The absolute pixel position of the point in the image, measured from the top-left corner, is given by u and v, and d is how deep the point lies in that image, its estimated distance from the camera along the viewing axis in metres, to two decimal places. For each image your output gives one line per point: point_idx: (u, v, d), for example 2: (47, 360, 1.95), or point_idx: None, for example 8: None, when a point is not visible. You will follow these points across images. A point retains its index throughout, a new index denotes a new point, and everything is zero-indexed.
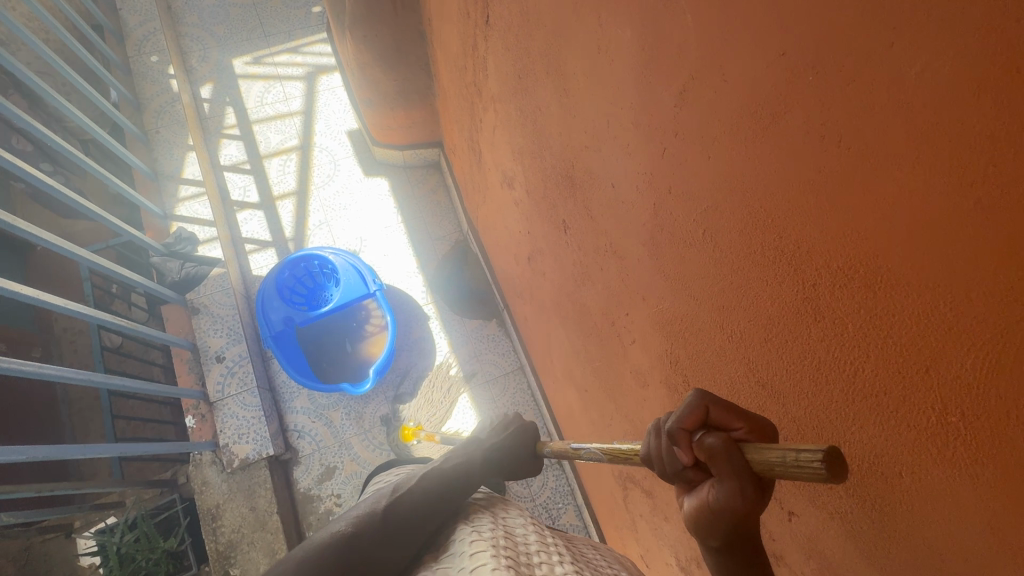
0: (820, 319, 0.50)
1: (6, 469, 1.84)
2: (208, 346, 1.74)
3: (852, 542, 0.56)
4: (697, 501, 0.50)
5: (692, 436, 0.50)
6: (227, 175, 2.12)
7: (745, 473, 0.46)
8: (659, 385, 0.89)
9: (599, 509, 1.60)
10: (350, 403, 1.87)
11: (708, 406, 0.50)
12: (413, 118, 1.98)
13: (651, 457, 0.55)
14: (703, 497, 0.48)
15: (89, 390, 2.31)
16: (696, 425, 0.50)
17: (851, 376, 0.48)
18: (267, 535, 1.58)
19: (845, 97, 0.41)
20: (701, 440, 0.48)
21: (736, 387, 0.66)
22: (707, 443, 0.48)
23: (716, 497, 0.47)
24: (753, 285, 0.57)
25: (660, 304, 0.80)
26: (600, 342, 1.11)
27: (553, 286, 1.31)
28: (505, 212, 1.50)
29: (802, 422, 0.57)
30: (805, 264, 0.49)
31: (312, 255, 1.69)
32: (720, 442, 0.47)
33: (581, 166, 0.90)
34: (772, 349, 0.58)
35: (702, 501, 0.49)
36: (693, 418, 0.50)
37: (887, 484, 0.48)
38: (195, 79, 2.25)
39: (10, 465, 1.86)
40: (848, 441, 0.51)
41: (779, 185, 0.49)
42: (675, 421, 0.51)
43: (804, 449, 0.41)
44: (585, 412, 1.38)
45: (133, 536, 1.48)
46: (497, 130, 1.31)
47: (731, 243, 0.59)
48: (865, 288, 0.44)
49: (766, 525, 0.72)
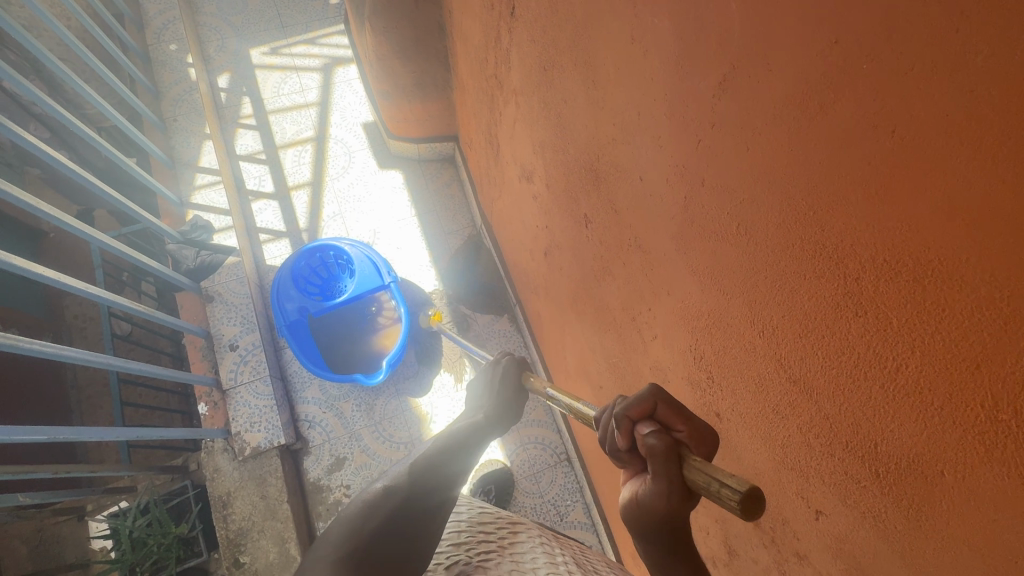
0: (862, 313, 0.49)
1: (17, 452, 1.86)
2: (222, 334, 1.74)
3: (885, 542, 0.55)
4: (634, 490, 0.55)
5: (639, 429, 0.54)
6: (242, 165, 2.12)
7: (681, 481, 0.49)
8: (680, 381, 0.89)
9: (610, 507, 1.60)
10: (360, 395, 1.87)
11: (656, 402, 0.57)
12: (429, 111, 1.98)
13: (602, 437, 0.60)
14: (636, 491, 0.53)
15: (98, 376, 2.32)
16: (641, 415, 0.56)
17: (893, 372, 0.48)
18: (278, 524, 1.58)
19: (902, 84, 0.40)
20: (645, 437, 0.53)
21: (766, 382, 0.66)
22: (649, 443, 0.52)
23: (645, 493, 0.52)
24: (790, 279, 0.57)
25: (686, 299, 0.79)
26: (618, 338, 1.11)
27: (570, 281, 1.30)
28: (522, 207, 1.49)
29: (836, 419, 0.56)
30: (848, 257, 0.48)
31: (328, 246, 1.70)
32: (661, 443, 0.51)
33: (608, 159, 0.89)
34: (807, 344, 0.57)
35: (636, 492, 0.54)
36: (642, 410, 0.55)
37: (927, 483, 0.47)
38: (212, 68, 2.26)
39: (21, 448, 1.87)
40: (885, 439, 0.51)
41: (826, 175, 0.48)
42: (623, 408, 0.57)
43: (727, 483, 0.43)
44: (599, 408, 1.38)
45: (145, 520, 1.50)
46: (517, 123, 1.30)
47: (769, 236, 0.58)
48: (913, 281, 0.43)
49: (791, 523, 0.71)
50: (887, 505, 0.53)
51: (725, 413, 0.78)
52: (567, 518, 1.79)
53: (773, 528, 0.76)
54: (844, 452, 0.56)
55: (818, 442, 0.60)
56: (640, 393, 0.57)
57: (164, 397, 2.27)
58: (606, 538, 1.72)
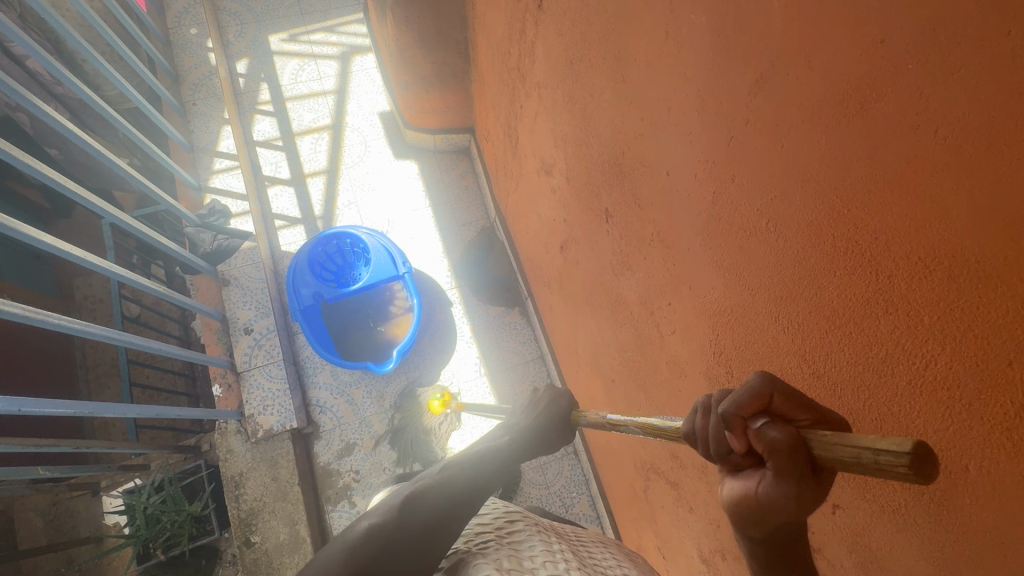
0: (893, 311, 0.50)
1: (30, 428, 1.89)
2: (237, 317, 1.77)
3: (904, 536, 0.56)
4: (744, 487, 0.50)
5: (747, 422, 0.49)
6: (259, 151, 2.14)
7: (808, 470, 0.45)
8: (697, 375, 0.90)
9: (616, 499, 1.62)
10: (371, 382, 1.89)
11: (771, 395, 0.48)
12: (447, 102, 1.98)
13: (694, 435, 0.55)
14: (753, 486, 0.49)
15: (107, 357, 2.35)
16: (755, 411, 0.49)
17: (922, 368, 0.48)
18: (288, 506, 1.61)
19: (946, 87, 0.41)
20: (763, 431, 0.47)
21: (788, 377, 0.67)
22: (768, 435, 0.47)
23: (766, 493, 0.48)
24: (819, 276, 0.58)
25: (708, 294, 0.80)
26: (634, 332, 1.12)
27: (586, 274, 1.31)
28: (539, 200, 1.50)
29: (860, 414, 0.57)
30: (883, 254, 0.49)
31: (344, 234, 1.71)
32: (785, 437, 0.45)
33: (633, 153, 0.90)
34: (833, 340, 0.58)
35: (752, 487, 0.49)
36: (751, 404, 0.48)
37: (951, 478, 0.48)
38: (232, 53, 2.27)
39: (34, 424, 1.90)
40: (910, 435, 0.52)
41: (863, 173, 0.49)
42: (730, 406, 0.49)
43: (883, 450, 0.37)
44: (610, 402, 1.39)
45: (159, 498, 1.53)
46: (538, 116, 1.31)
47: (801, 232, 0.59)
48: (948, 280, 0.44)
49: (806, 517, 0.72)
50: (909, 499, 0.54)
51: None
52: (572, 510, 1.82)
53: None
54: None
55: None
56: (751, 384, 0.48)
57: (174, 379, 2.30)
58: (610, 531, 1.74)
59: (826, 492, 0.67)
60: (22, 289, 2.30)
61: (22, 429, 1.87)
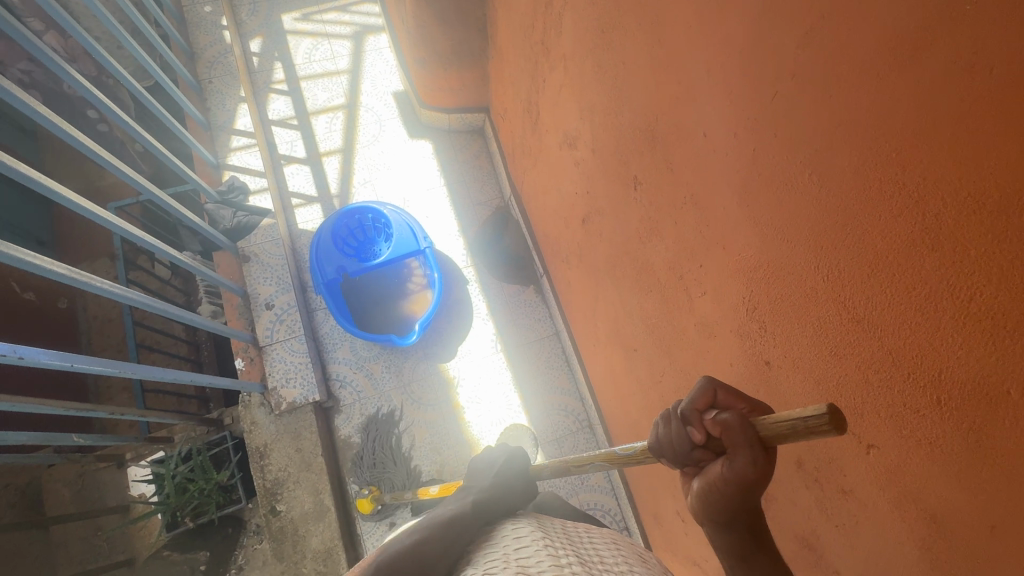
0: (938, 249, 0.53)
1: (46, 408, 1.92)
2: (258, 293, 1.79)
3: (941, 465, 0.60)
4: (708, 479, 0.60)
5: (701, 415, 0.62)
6: (275, 130, 2.14)
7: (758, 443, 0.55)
8: (728, 335, 0.94)
9: (634, 469, 1.66)
10: (390, 357, 1.92)
11: (715, 390, 0.62)
12: (463, 80, 1.99)
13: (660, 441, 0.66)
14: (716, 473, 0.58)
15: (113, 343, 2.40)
16: (705, 405, 0.62)
17: (965, 302, 0.52)
18: (313, 476, 1.65)
19: (1002, 25, 0.43)
20: (716, 416, 0.58)
21: (826, 325, 0.70)
22: (720, 419, 0.58)
23: (728, 471, 0.57)
24: (862, 223, 0.61)
25: (743, 252, 0.83)
26: (661, 299, 1.15)
27: (609, 246, 1.34)
28: (561, 175, 1.52)
29: (899, 352, 0.60)
30: (929, 195, 0.52)
31: (366, 209, 1.73)
32: (734, 417, 0.56)
33: (667, 118, 0.93)
34: (873, 284, 0.61)
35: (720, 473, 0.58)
36: (701, 400, 0.62)
37: (991, 404, 0.52)
38: (245, 32, 2.27)
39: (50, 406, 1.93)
40: (949, 366, 0.55)
41: (913, 118, 0.52)
42: (688, 404, 0.62)
43: (811, 416, 0.50)
44: (631, 371, 1.43)
45: (187, 467, 1.56)
46: (563, 89, 1.33)
47: (844, 182, 0.62)
48: (995, 214, 0.47)
49: (838, 461, 0.75)
50: (946, 430, 0.58)
51: (776, 360, 0.83)
52: (588, 482, 1.86)
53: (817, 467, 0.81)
54: (905, 383, 0.61)
55: (877, 377, 0.65)
56: (699, 384, 0.63)
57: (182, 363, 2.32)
58: (626, 501, 1.79)
59: (859, 434, 0.70)
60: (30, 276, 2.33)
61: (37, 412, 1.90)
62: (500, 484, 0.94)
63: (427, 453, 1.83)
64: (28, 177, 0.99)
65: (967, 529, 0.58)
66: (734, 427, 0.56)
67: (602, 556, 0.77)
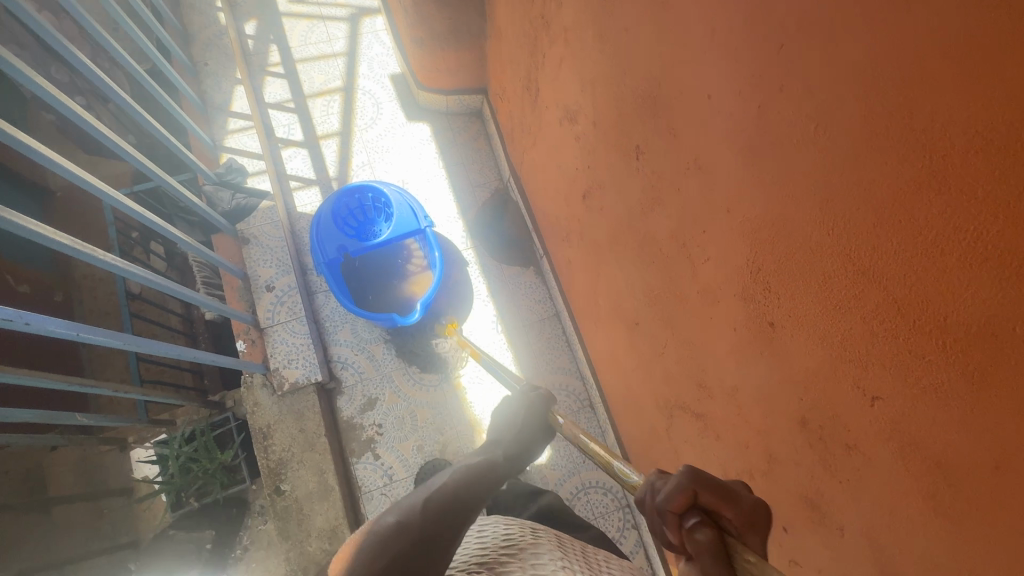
0: (944, 191, 0.53)
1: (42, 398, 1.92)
2: (258, 275, 1.79)
3: (945, 410, 0.61)
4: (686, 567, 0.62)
5: (680, 515, 0.62)
6: (272, 113, 2.13)
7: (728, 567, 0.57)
8: (731, 299, 0.94)
9: (635, 446, 1.67)
10: (391, 338, 1.92)
11: (695, 489, 0.61)
12: (461, 60, 1.98)
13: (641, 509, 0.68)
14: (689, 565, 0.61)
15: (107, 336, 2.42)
16: (683, 504, 0.62)
17: (970, 242, 0.52)
18: (316, 455, 1.65)
19: None
20: (693, 530, 0.59)
21: (831, 278, 0.71)
22: (695, 535, 0.59)
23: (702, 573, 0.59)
24: (869, 171, 0.61)
25: (747, 213, 0.84)
26: (662, 269, 1.15)
27: (610, 220, 1.34)
28: (561, 152, 1.52)
29: (903, 300, 0.61)
30: (936, 136, 0.53)
31: (367, 188, 1.72)
32: (707, 540, 0.58)
33: (671, 83, 0.93)
34: (879, 232, 0.62)
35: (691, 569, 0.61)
36: (679, 498, 0.62)
37: (995, 343, 0.52)
38: (239, 15, 2.25)
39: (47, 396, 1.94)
40: (954, 310, 0.56)
41: (920, 59, 0.52)
42: (665, 500, 0.63)
43: None
44: (632, 346, 1.44)
45: (192, 447, 1.57)
46: (564, 63, 1.33)
47: (851, 131, 0.62)
48: (1001, 149, 0.47)
49: (842, 416, 0.76)
50: (951, 375, 0.58)
51: (780, 320, 0.83)
52: (589, 460, 1.87)
53: (821, 425, 0.82)
54: (910, 331, 0.62)
55: (882, 329, 0.65)
56: (678, 481, 0.62)
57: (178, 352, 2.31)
58: (627, 478, 1.79)
59: (864, 386, 0.71)
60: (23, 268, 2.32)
61: (32, 398, 1.90)
62: (523, 440, 1.04)
63: (430, 433, 1.83)
64: (29, 148, 0.98)
65: (971, 472, 0.59)
66: (708, 551, 0.58)
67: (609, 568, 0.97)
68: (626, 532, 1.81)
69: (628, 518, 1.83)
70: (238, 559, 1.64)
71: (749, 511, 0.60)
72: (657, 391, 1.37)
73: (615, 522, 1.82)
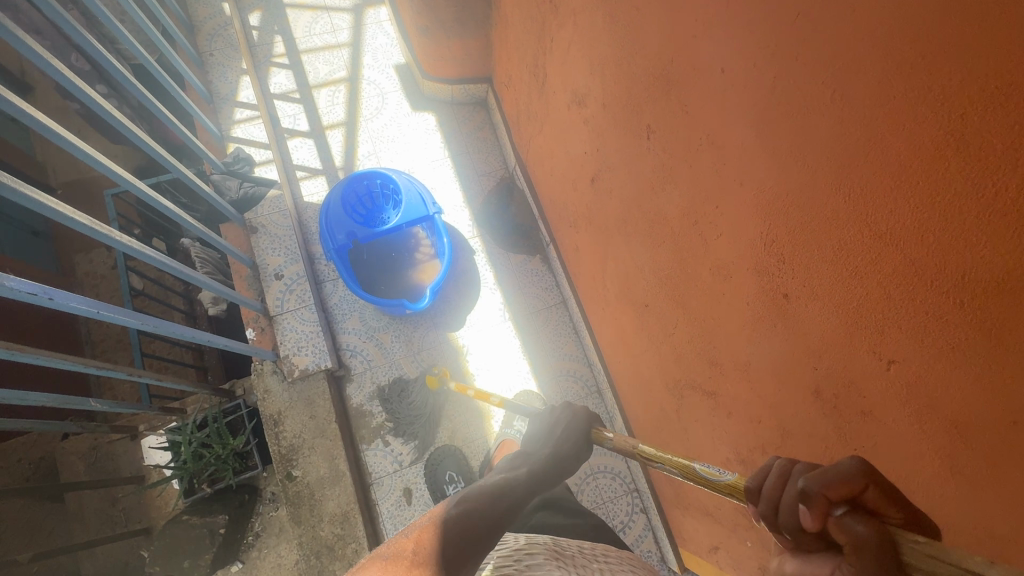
0: (962, 149, 0.54)
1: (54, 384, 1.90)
2: (266, 263, 1.79)
3: (961, 369, 0.62)
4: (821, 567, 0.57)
5: (831, 506, 0.55)
6: (277, 104, 2.13)
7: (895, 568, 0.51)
8: (743, 274, 0.95)
9: (644, 429, 1.68)
10: (399, 326, 1.93)
11: (862, 484, 0.55)
12: (466, 49, 1.98)
13: (772, 505, 0.62)
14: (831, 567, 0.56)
15: (113, 331, 2.42)
16: (841, 498, 0.55)
17: (987, 199, 0.53)
18: (327, 442, 1.66)
19: None
20: (848, 524, 0.54)
21: (847, 245, 0.72)
22: (853, 528, 0.54)
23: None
24: (886, 135, 0.62)
25: (760, 185, 0.85)
26: (673, 248, 1.16)
27: (620, 202, 1.35)
28: (568, 136, 1.53)
29: (921, 262, 0.62)
30: (955, 95, 0.53)
31: (375, 174, 1.72)
32: (871, 535, 0.52)
33: (683, 60, 0.94)
34: (896, 196, 0.63)
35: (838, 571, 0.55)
36: (841, 491, 0.55)
37: (1011, 298, 0.53)
38: (243, 6, 2.25)
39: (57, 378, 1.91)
40: (971, 268, 0.57)
41: (938, 20, 0.53)
42: (821, 489, 0.56)
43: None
44: (642, 329, 1.45)
45: (204, 433, 1.58)
46: (572, 46, 1.34)
47: (867, 96, 0.63)
48: (1019, 104, 0.48)
49: (857, 382, 0.78)
50: (967, 333, 0.59)
51: (794, 291, 0.84)
52: (597, 446, 1.88)
53: (835, 394, 0.83)
54: (927, 292, 0.63)
55: (899, 292, 0.66)
56: (841, 470, 0.55)
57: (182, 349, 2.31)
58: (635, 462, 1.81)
59: (879, 351, 0.72)
60: (28, 263, 2.33)
61: (39, 389, 1.90)
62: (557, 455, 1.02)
63: (438, 420, 1.84)
64: (47, 128, 0.99)
65: (987, 428, 0.61)
66: (870, 544, 0.52)
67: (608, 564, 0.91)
68: (634, 516, 1.83)
69: (636, 502, 1.84)
70: (250, 545, 1.65)
71: (912, 510, 0.55)
72: (667, 372, 1.38)
73: (623, 506, 1.84)
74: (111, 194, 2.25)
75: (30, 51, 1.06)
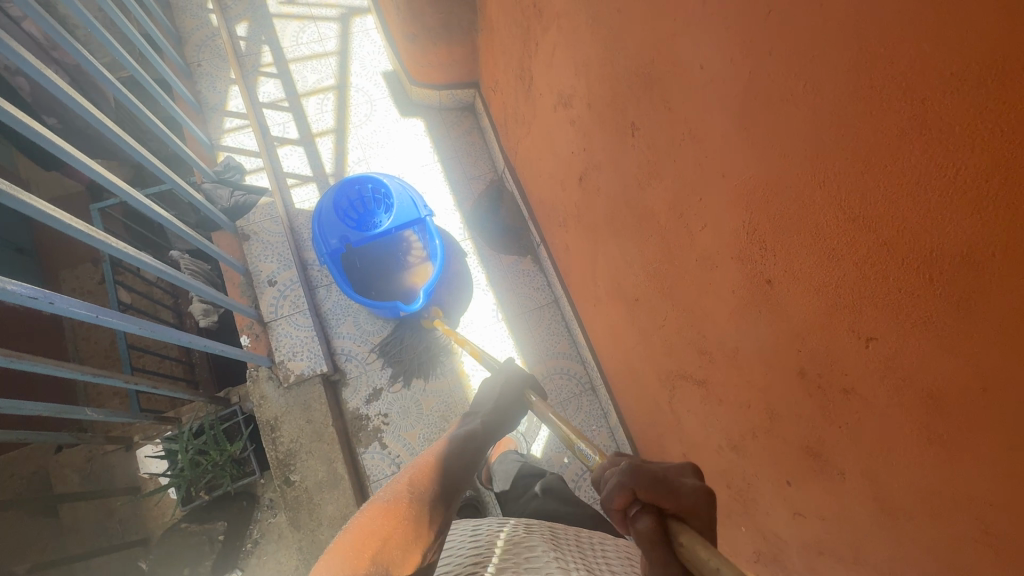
0: (926, 133, 0.58)
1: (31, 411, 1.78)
2: (260, 270, 1.80)
3: (933, 341, 0.65)
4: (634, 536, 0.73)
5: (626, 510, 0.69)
6: (266, 112, 2.14)
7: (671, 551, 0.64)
8: (729, 263, 0.99)
9: (638, 423, 1.70)
10: (393, 329, 1.95)
11: (635, 489, 0.67)
12: (452, 55, 2.02)
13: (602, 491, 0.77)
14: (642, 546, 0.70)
15: (102, 346, 2.40)
16: (629, 500, 0.68)
17: (951, 179, 0.57)
18: (325, 445, 1.67)
19: None
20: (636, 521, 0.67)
21: (824, 229, 0.75)
22: (640, 523, 0.66)
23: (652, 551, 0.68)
24: (856, 122, 0.66)
25: (741, 176, 0.88)
26: (661, 242, 1.20)
27: (607, 199, 1.39)
28: (555, 136, 1.57)
29: (893, 241, 0.66)
30: (917, 82, 0.57)
31: (367, 178, 1.74)
32: (648, 528, 0.65)
33: (664, 59, 0.98)
34: (867, 180, 0.66)
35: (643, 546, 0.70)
36: (624, 496, 0.68)
37: (977, 271, 0.57)
38: (230, 16, 2.27)
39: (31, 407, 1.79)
40: (940, 243, 0.60)
41: (898, 13, 0.57)
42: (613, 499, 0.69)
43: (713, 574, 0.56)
44: (633, 323, 1.48)
45: (200, 441, 1.57)
46: (557, 49, 1.38)
47: (837, 86, 0.67)
48: (975, 87, 0.52)
49: (839, 361, 0.81)
50: (939, 307, 0.63)
51: (778, 277, 0.88)
52: (593, 442, 1.91)
53: (819, 374, 0.86)
54: (898, 269, 0.66)
55: (875, 272, 0.70)
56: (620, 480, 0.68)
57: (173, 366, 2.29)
58: (631, 456, 1.84)
59: (858, 330, 0.76)
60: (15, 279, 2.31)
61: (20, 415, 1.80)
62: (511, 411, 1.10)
63: (435, 421, 1.86)
64: (42, 137, 1.00)
65: (961, 396, 0.64)
66: (650, 533, 0.65)
67: (606, 557, 0.87)
68: None
69: None
70: (249, 552, 1.66)
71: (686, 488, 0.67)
72: (658, 363, 1.41)
73: None
74: (97, 208, 2.22)
75: (24, 62, 1.08)
